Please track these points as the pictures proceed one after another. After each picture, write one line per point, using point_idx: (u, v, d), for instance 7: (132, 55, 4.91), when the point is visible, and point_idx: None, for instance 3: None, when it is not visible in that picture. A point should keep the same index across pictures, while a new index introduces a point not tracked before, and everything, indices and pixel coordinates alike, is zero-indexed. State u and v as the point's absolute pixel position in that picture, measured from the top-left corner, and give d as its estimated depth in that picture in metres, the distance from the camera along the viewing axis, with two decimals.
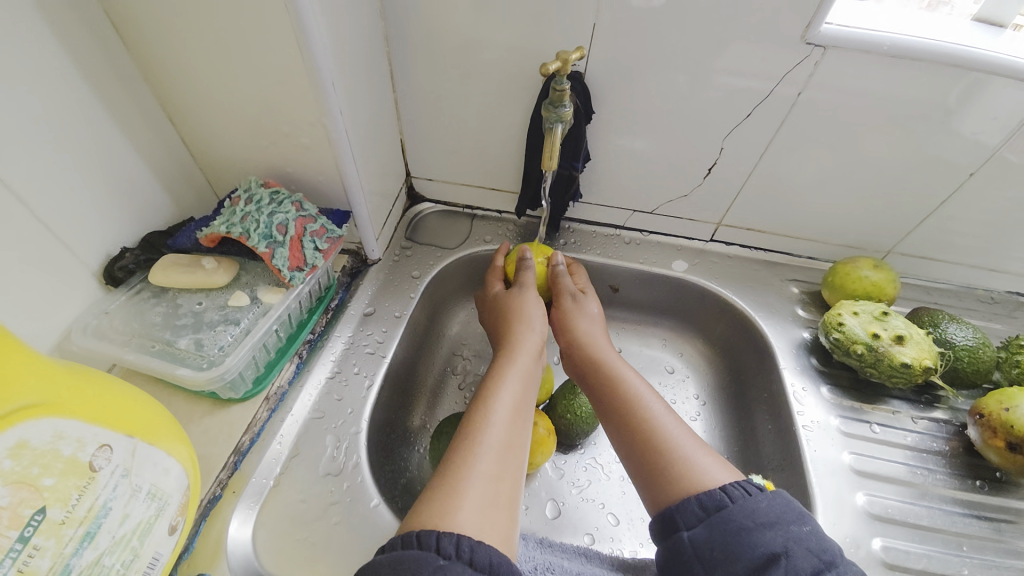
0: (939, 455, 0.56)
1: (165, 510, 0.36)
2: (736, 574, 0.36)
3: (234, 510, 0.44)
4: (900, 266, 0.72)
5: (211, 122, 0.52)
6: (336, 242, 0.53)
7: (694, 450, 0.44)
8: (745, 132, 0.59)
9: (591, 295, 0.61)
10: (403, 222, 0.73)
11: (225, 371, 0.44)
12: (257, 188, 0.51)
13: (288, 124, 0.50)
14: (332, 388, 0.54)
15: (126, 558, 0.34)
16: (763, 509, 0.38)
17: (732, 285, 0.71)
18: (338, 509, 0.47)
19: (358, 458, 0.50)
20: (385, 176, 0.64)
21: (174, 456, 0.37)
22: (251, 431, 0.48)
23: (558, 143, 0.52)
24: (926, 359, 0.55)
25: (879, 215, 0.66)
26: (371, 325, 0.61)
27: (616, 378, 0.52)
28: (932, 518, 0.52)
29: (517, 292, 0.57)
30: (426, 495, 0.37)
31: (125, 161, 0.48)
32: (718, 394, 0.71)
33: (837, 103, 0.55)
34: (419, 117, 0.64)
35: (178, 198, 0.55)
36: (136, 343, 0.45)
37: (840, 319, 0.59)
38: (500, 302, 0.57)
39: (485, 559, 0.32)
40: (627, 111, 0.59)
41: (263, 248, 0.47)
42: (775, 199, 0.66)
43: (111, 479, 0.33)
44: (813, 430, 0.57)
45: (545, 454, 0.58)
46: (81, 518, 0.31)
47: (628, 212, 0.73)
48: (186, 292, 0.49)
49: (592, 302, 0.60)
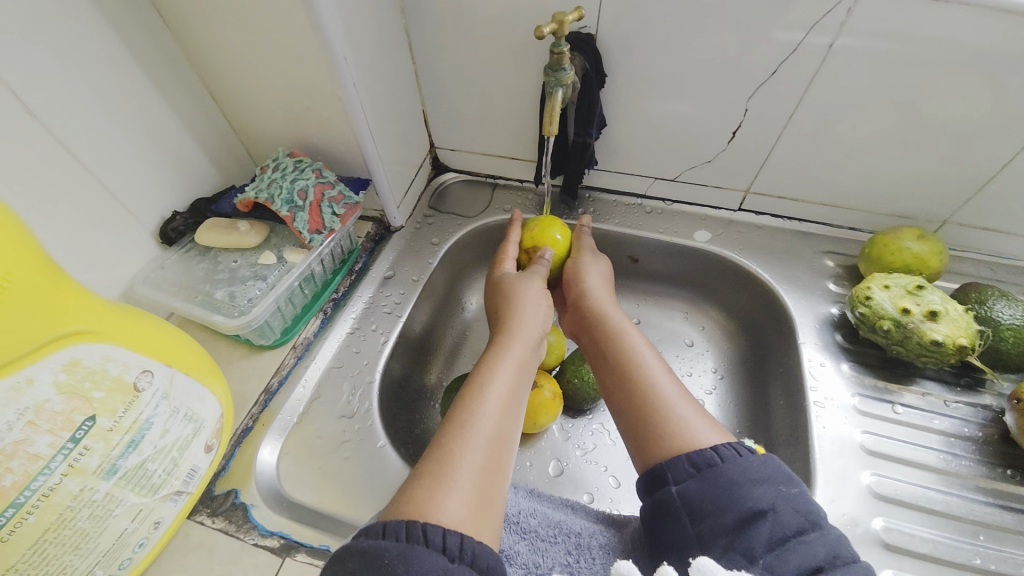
0: (970, 442, 0.51)
1: (200, 431, 0.44)
2: (723, 526, 0.37)
3: (265, 439, 0.51)
4: (957, 238, 0.64)
5: (246, 99, 0.57)
6: (353, 208, 0.59)
7: (688, 413, 0.45)
8: (775, 88, 0.56)
9: (595, 268, 0.62)
10: (427, 192, 0.76)
11: (252, 320, 0.51)
12: (283, 158, 0.57)
13: (309, 99, 0.54)
14: (352, 341, 0.60)
15: (167, 465, 0.42)
16: (754, 468, 0.39)
17: (758, 257, 0.68)
18: (349, 446, 0.52)
19: (370, 405, 0.55)
20: (406, 147, 0.67)
21: (207, 388, 0.45)
22: (280, 374, 0.56)
23: (559, 110, 0.52)
24: (962, 338, 0.50)
25: (930, 180, 0.59)
26: (391, 287, 0.65)
27: (617, 345, 0.52)
28: (948, 505, 0.47)
29: (520, 279, 0.59)
30: (416, 473, 0.40)
31: (175, 134, 0.55)
32: (737, 368, 0.69)
33: (876, 52, 0.50)
34: (438, 88, 0.66)
35: (222, 168, 0.62)
36: (182, 294, 0.52)
37: (867, 293, 0.55)
38: (506, 284, 0.59)
39: (485, 560, 0.34)
40: (642, 72, 0.58)
41: (286, 212, 0.53)
42: (810, 163, 0.62)
43: (153, 399, 0.40)
44: (824, 406, 0.54)
45: (551, 416, 0.60)
46: (127, 427, 0.39)
47: (650, 180, 0.71)
48: (225, 251, 0.56)
49: (596, 272, 0.61)
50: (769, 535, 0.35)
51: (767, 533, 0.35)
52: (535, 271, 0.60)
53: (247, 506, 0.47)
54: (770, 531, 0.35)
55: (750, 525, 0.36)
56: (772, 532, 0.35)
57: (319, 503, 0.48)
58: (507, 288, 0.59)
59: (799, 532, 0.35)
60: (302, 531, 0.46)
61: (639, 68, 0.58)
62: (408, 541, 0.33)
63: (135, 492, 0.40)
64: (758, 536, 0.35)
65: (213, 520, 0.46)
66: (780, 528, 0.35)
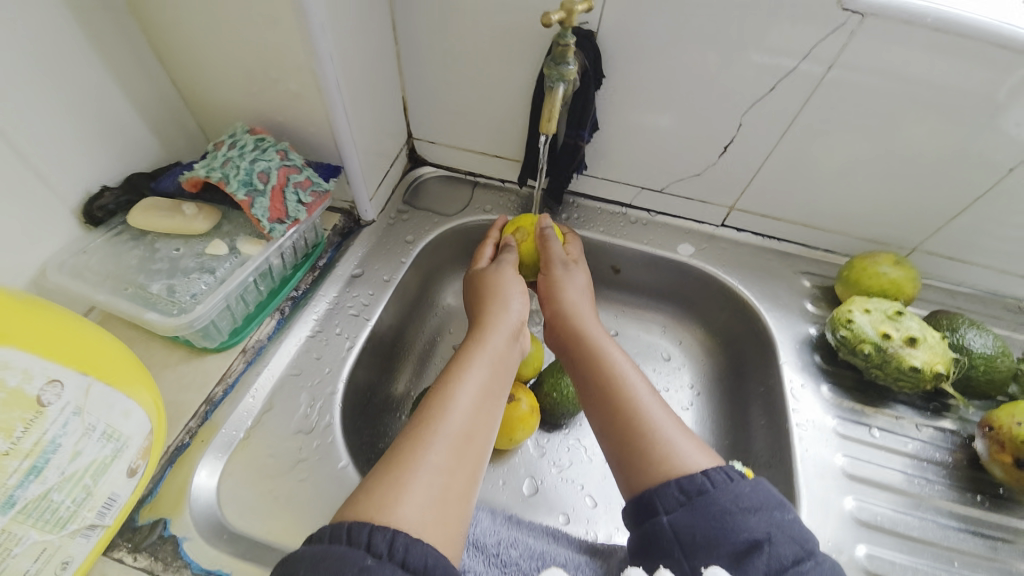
0: (940, 466, 0.53)
1: (123, 452, 0.37)
2: (716, 561, 0.34)
3: (203, 458, 0.44)
4: (925, 266, 0.66)
5: (199, 63, 0.49)
6: (322, 196, 0.52)
7: (676, 435, 0.42)
8: (769, 105, 0.54)
9: (580, 266, 0.58)
10: (402, 185, 0.70)
11: (195, 319, 0.44)
12: (241, 134, 0.50)
13: (277, 70, 0.47)
14: (312, 346, 0.53)
15: (77, 495, 0.34)
16: (746, 494, 0.37)
17: (740, 274, 0.67)
18: (306, 466, 0.46)
19: (332, 419, 0.50)
20: (382, 134, 0.61)
21: (135, 400, 0.38)
22: (225, 383, 0.48)
23: (558, 107, 0.49)
24: (939, 364, 0.51)
25: (907, 209, 0.60)
26: (358, 287, 0.59)
27: (599, 355, 0.49)
28: (924, 530, 0.49)
29: (499, 272, 0.54)
30: (373, 481, 0.35)
31: (108, 98, 0.47)
32: (714, 385, 0.68)
33: (872, 78, 0.50)
34: (421, 73, 0.61)
35: (167, 142, 0.54)
36: (109, 285, 0.45)
37: (849, 316, 0.55)
38: (480, 279, 0.54)
39: (420, 561, 0.31)
40: (640, 76, 0.55)
41: (242, 196, 0.47)
42: (795, 184, 0.62)
43: (61, 416, 0.33)
44: (807, 429, 0.55)
45: (527, 432, 0.56)
46: (27, 451, 0.31)
47: (637, 189, 0.68)
48: (165, 237, 0.48)
49: (580, 274, 0.57)
50: (766, 567, 0.33)
51: (764, 566, 0.33)
52: (504, 260, 0.56)
53: (179, 539, 0.40)
54: (767, 564, 0.33)
55: (747, 558, 0.34)
56: (769, 565, 0.33)
57: (268, 534, 0.42)
58: (483, 281, 0.54)
59: (796, 562, 0.33)
60: (245, 569, 0.39)
61: (637, 71, 0.55)
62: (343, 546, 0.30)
63: (37, 528, 0.33)
64: (756, 570, 0.33)
65: (134, 558, 0.39)
66: (776, 560, 0.33)
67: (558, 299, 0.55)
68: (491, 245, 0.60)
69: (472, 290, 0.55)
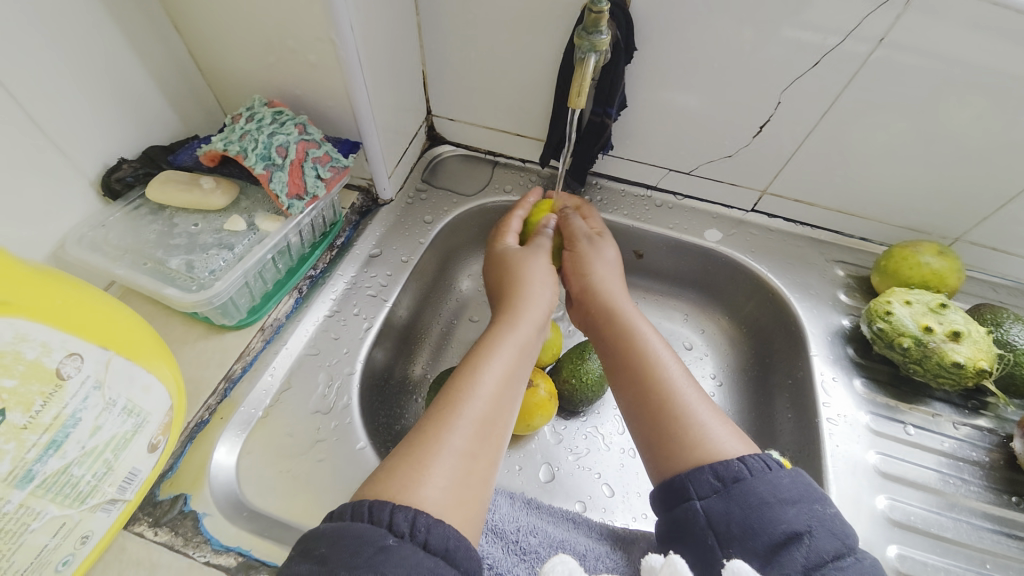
0: (976, 466, 0.51)
1: (143, 427, 0.37)
2: (752, 550, 0.33)
3: (222, 436, 0.44)
4: (968, 257, 0.62)
5: (216, 33, 0.47)
6: (340, 172, 0.51)
7: (711, 420, 0.40)
8: (811, 82, 0.51)
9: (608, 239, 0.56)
10: (421, 164, 0.68)
11: (214, 295, 0.43)
12: (260, 107, 0.49)
13: (294, 39, 0.45)
14: (330, 326, 0.53)
15: (97, 470, 0.35)
16: (785, 485, 0.35)
17: (769, 262, 0.64)
18: (324, 447, 0.46)
19: (349, 400, 0.49)
20: (402, 111, 0.59)
21: (155, 375, 0.38)
22: (243, 360, 0.48)
23: (589, 80, 0.46)
24: (983, 361, 0.49)
25: (954, 196, 0.57)
26: (376, 267, 0.58)
27: (633, 334, 0.47)
28: (957, 531, 0.48)
29: (527, 254, 0.53)
30: (397, 461, 0.34)
31: (125, 69, 0.46)
32: (738, 376, 0.66)
33: (927, 57, 0.46)
34: (442, 46, 0.58)
35: (184, 114, 0.53)
36: (128, 259, 0.44)
37: (888, 308, 0.52)
38: (507, 256, 0.53)
39: (441, 544, 0.30)
40: (673, 51, 0.52)
41: (261, 169, 0.45)
42: (833, 169, 0.58)
43: (81, 390, 0.33)
44: (837, 424, 0.53)
45: (545, 418, 0.55)
46: (47, 425, 0.31)
47: (663, 171, 0.65)
48: (183, 212, 0.48)
49: (610, 248, 0.55)
50: (804, 561, 0.32)
51: (802, 559, 0.32)
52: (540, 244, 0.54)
53: (199, 515, 0.40)
54: (806, 557, 0.32)
55: (784, 549, 0.33)
56: (808, 558, 0.32)
57: (285, 512, 0.42)
58: (511, 257, 0.52)
59: (836, 557, 0.32)
60: (264, 548, 0.39)
61: (671, 45, 0.52)
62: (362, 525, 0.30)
63: (57, 503, 0.33)
64: (793, 562, 0.32)
65: (155, 532, 0.39)
66: (816, 554, 0.32)
67: (586, 271, 0.53)
68: (518, 216, 0.58)
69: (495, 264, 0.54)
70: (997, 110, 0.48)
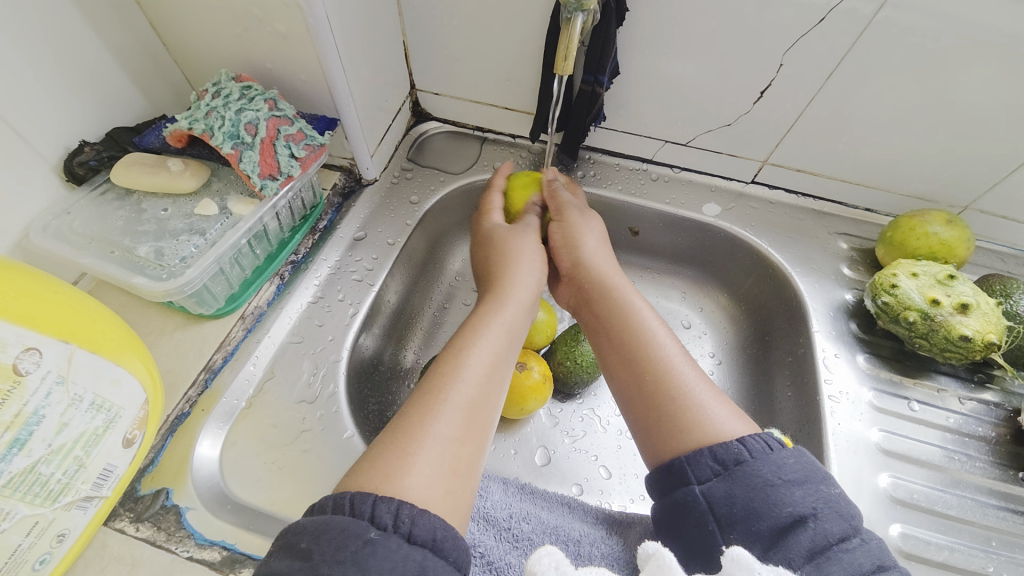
0: (982, 442, 0.50)
1: (116, 423, 0.36)
2: (757, 534, 0.32)
3: (203, 428, 0.43)
4: (976, 226, 0.60)
5: (176, 3, 0.44)
6: (316, 151, 0.48)
7: (709, 399, 0.39)
8: (816, 43, 0.47)
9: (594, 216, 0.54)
10: (406, 141, 0.65)
11: (185, 283, 0.41)
12: (226, 82, 0.46)
13: (259, 7, 0.42)
14: (314, 313, 0.51)
15: (68, 468, 0.33)
16: (789, 466, 0.34)
17: (770, 236, 0.62)
18: (310, 437, 0.45)
19: (335, 388, 0.48)
20: (382, 85, 0.56)
21: (124, 367, 0.36)
22: (224, 350, 0.46)
23: (576, 42, 0.43)
24: (991, 334, 0.47)
25: (963, 163, 0.54)
26: (361, 251, 0.56)
27: (625, 314, 0.45)
28: (961, 509, 0.47)
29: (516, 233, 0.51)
30: (379, 450, 0.33)
31: (81, 44, 0.43)
32: (737, 354, 0.65)
33: (935, 16, 0.43)
34: (422, 13, 0.54)
35: (150, 93, 0.50)
36: (95, 248, 0.42)
37: (893, 281, 0.50)
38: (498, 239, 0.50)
39: (427, 534, 0.29)
40: (667, 12, 0.49)
41: (229, 149, 0.43)
42: (837, 136, 0.55)
43: (43, 386, 0.31)
44: (840, 402, 0.51)
45: (539, 401, 0.53)
46: (8, 424, 0.30)
47: (659, 143, 0.63)
48: (151, 196, 0.46)
49: (596, 225, 0.53)
50: (810, 545, 0.31)
51: (808, 542, 0.31)
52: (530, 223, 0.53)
53: (182, 509, 0.39)
54: (812, 540, 0.31)
55: (790, 532, 0.31)
56: (814, 541, 0.31)
57: (272, 504, 0.41)
58: (500, 243, 0.50)
59: (842, 540, 0.30)
60: (250, 541, 0.38)
61: (665, 6, 0.48)
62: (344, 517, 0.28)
63: (27, 502, 0.31)
64: (799, 546, 0.31)
65: (137, 528, 0.38)
66: (822, 536, 0.31)
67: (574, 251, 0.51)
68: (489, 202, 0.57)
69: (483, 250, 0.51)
70: (1013, 70, 0.45)
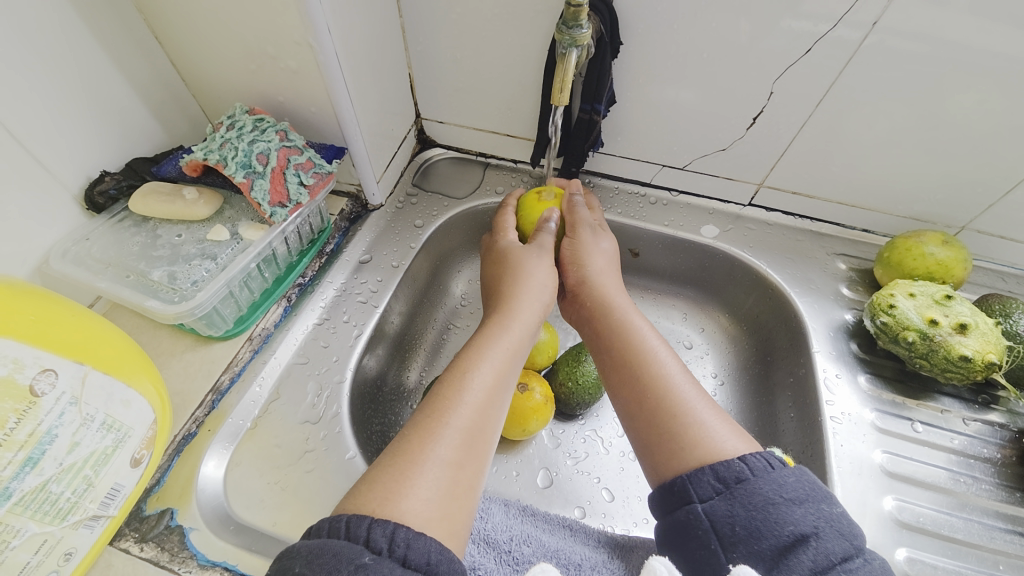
0: (988, 463, 0.49)
1: (124, 442, 0.37)
2: (758, 555, 0.32)
3: (210, 449, 0.44)
4: (974, 246, 0.60)
5: (195, 43, 0.47)
6: (325, 178, 0.50)
7: (709, 417, 0.39)
8: (804, 72, 0.49)
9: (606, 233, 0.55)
10: (411, 168, 0.68)
11: (196, 306, 0.43)
12: (241, 115, 0.49)
13: (274, 46, 0.45)
14: (319, 334, 0.52)
15: (77, 486, 0.34)
16: (791, 484, 0.34)
17: (768, 257, 0.63)
18: (312, 458, 0.45)
19: (338, 409, 0.48)
20: (389, 114, 0.58)
21: (136, 389, 0.38)
22: (231, 371, 0.48)
23: (571, 74, 0.45)
24: (991, 354, 0.47)
25: (957, 185, 0.55)
26: (366, 274, 0.57)
27: (628, 332, 0.46)
28: (968, 532, 0.46)
29: (527, 251, 0.51)
30: (374, 472, 0.33)
31: (107, 81, 0.46)
32: (740, 374, 0.65)
33: (922, 42, 0.44)
34: (429, 47, 0.57)
35: (169, 126, 0.53)
36: (111, 273, 0.44)
37: (891, 301, 0.51)
38: (511, 261, 0.50)
39: (422, 558, 0.29)
40: (658, 46, 0.51)
41: (241, 178, 0.45)
42: (828, 160, 0.57)
43: (57, 406, 0.32)
44: (842, 422, 0.51)
45: (540, 422, 0.53)
46: (22, 442, 0.31)
47: (657, 167, 0.64)
48: (167, 223, 0.48)
49: (606, 239, 0.54)
50: (812, 564, 0.30)
51: (810, 561, 0.30)
52: (544, 246, 0.52)
53: (185, 529, 0.40)
54: (814, 559, 0.30)
55: (791, 552, 0.31)
56: (816, 560, 0.30)
57: (274, 525, 0.41)
58: (514, 262, 0.50)
59: (844, 560, 0.30)
60: (251, 562, 0.39)
61: (659, 38, 0.50)
62: (332, 537, 0.29)
63: (37, 520, 0.32)
64: (801, 565, 0.30)
65: (141, 548, 0.39)
66: (824, 556, 0.30)
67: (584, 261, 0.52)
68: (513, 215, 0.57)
69: (499, 267, 0.51)
70: (1006, 91, 0.46)
